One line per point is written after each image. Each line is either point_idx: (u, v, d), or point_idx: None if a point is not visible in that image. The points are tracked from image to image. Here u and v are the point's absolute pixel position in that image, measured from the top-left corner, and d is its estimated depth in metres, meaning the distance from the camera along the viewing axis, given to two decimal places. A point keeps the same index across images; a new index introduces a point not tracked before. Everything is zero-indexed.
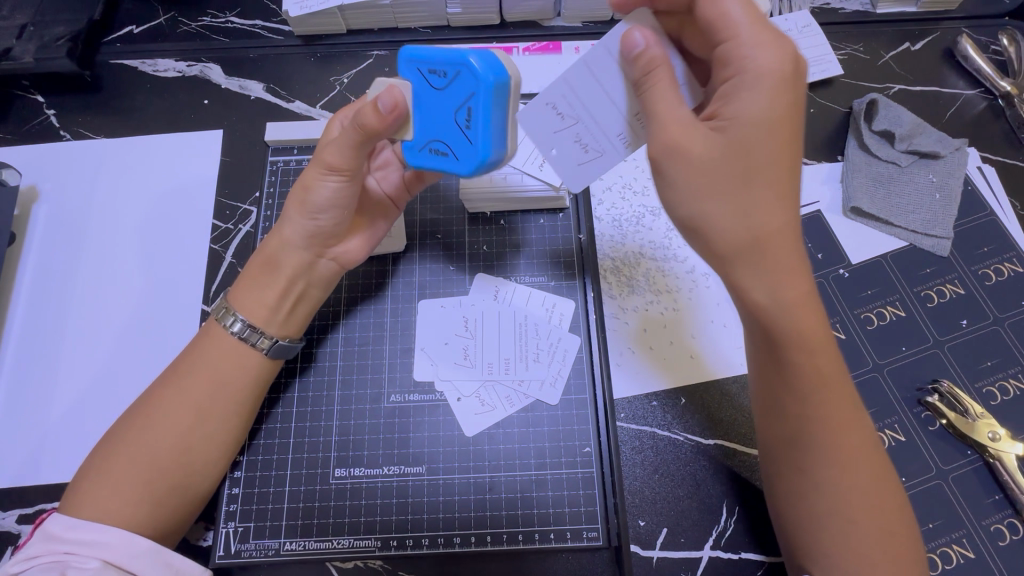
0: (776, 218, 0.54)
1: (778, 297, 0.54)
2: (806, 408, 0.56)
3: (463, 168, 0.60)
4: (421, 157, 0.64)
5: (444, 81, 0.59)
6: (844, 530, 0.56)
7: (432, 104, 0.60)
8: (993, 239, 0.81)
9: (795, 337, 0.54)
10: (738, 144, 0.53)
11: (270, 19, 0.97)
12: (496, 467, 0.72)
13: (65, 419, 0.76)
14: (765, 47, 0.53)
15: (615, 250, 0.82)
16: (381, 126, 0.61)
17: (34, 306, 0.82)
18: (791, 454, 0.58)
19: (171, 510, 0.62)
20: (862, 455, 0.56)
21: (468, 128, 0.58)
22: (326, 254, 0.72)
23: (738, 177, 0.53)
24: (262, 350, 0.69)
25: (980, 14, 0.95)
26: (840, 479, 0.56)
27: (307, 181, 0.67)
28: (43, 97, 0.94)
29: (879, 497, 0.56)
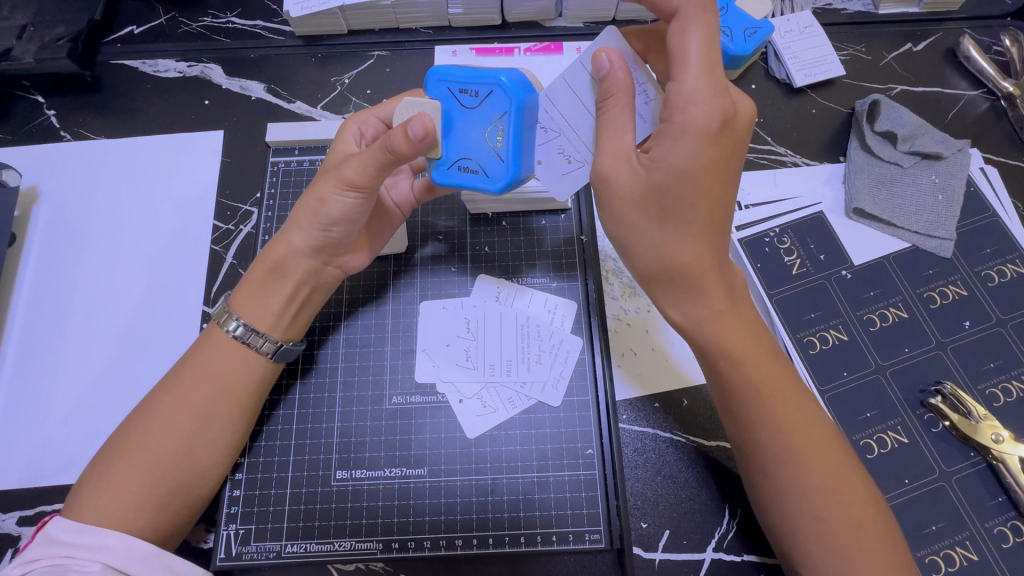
0: (694, 249, 0.57)
1: (694, 317, 0.60)
2: (750, 414, 0.59)
3: (494, 185, 0.62)
4: (450, 174, 0.63)
5: (474, 100, 0.60)
6: (817, 527, 0.57)
7: (461, 122, 0.61)
8: (996, 240, 0.81)
9: (721, 350, 0.60)
10: (660, 184, 0.55)
11: (271, 19, 0.97)
12: (498, 468, 0.71)
13: (66, 421, 0.76)
14: (702, 102, 0.52)
15: (617, 250, 0.82)
16: (409, 151, 0.59)
17: (34, 308, 0.82)
18: (747, 459, 0.61)
19: (173, 513, 0.62)
20: (818, 452, 0.58)
21: (501, 145, 0.60)
22: (333, 262, 0.72)
23: (659, 211, 0.56)
24: (266, 353, 0.69)
25: (982, 14, 0.95)
26: (801, 477, 0.57)
27: (323, 194, 0.66)
28: (43, 97, 0.94)
29: (843, 490, 0.57)
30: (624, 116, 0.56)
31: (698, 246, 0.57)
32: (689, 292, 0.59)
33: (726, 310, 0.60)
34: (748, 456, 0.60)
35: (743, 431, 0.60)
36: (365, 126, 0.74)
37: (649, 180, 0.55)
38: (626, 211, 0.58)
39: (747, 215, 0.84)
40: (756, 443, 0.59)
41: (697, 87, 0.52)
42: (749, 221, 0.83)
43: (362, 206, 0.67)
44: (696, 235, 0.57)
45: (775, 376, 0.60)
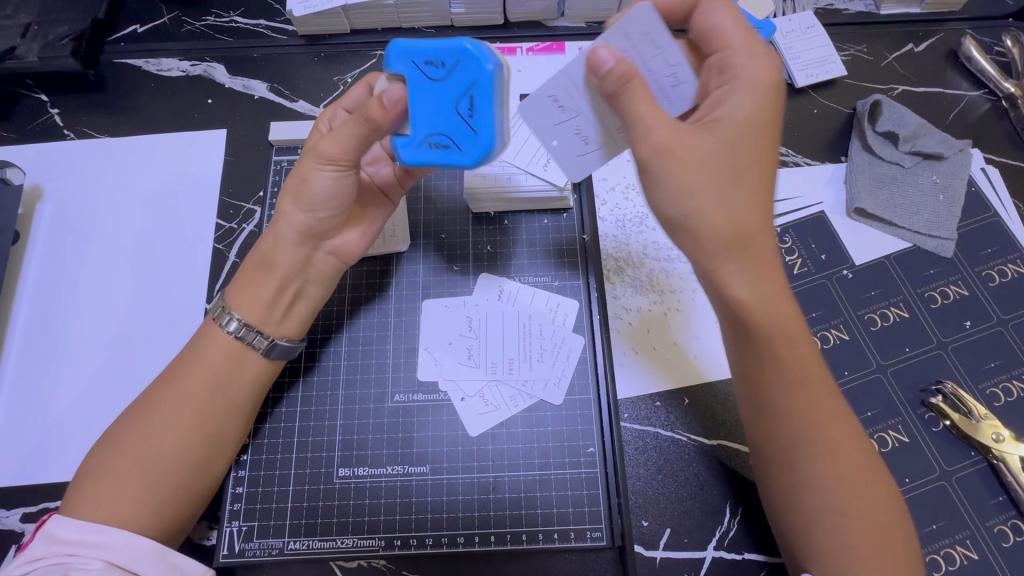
0: (754, 218, 0.57)
1: (757, 291, 0.56)
2: (787, 406, 0.58)
3: (466, 158, 0.59)
4: (419, 154, 0.61)
5: (438, 70, 0.58)
6: (837, 524, 0.56)
7: (425, 96, 0.59)
8: (997, 241, 0.81)
9: (781, 329, 0.57)
10: (727, 144, 0.57)
11: (274, 19, 0.97)
12: (499, 466, 0.72)
13: (70, 419, 0.76)
14: (758, 59, 0.59)
15: (619, 249, 0.82)
16: (384, 119, 0.60)
17: (37, 306, 0.82)
18: (778, 454, 0.59)
19: (174, 510, 0.62)
20: (847, 445, 0.58)
21: (472, 116, 0.58)
22: (322, 248, 0.72)
23: (725, 176, 0.56)
24: (259, 350, 0.69)
25: (983, 15, 0.95)
26: (829, 472, 0.57)
27: (304, 173, 0.67)
28: (47, 96, 0.94)
29: (870, 486, 0.57)
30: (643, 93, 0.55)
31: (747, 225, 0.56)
32: (756, 263, 0.57)
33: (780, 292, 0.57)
34: (776, 451, 0.59)
35: (779, 421, 0.58)
36: (334, 118, 0.75)
37: (717, 140, 0.57)
38: (692, 176, 0.56)
39: None
40: (786, 438, 0.58)
41: (751, 56, 0.59)
42: None
43: (346, 180, 0.67)
44: (750, 209, 0.57)
45: (813, 362, 0.59)
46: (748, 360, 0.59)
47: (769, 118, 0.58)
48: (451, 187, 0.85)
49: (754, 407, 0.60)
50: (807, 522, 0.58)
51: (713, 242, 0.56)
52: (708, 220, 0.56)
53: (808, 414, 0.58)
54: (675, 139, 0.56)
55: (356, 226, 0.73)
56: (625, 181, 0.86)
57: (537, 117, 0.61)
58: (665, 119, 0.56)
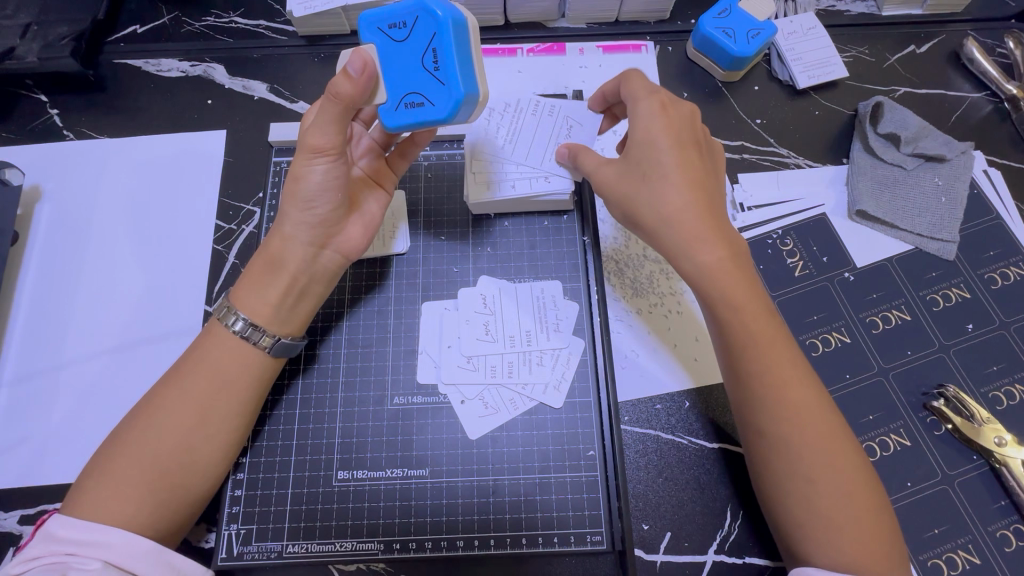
0: (676, 197, 0.61)
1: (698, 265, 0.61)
2: (752, 365, 0.60)
3: (440, 112, 0.61)
4: (399, 115, 0.64)
5: (404, 32, 0.61)
6: (804, 491, 0.56)
7: (397, 57, 0.62)
8: (999, 244, 0.81)
9: (723, 298, 0.61)
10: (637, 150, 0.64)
11: (274, 19, 0.97)
12: (500, 469, 0.71)
13: (69, 420, 0.76)
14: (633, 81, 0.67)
15: (618, 252, 0.82)
16: (354, 90, 0.61)
17: (36, 307, 0.82)
18: (748, 417, 0.61)
19: (173, 511, 0.62)
20: (813, 410, 0.58)
21: (437, 69, 0.60)
22: (329, 246, 0.71)
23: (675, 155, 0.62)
24: (264, 348, 0.68)
25: (985, 17, 0.95)
26: (793, 433, 0.58)
27: (296, 171, 0.67)
28: (46, 97, 0.94)
29: (834, 449, 0.57)
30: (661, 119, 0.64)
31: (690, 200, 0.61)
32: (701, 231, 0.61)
33: (731, 255, 0.61)
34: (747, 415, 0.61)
35: (745, 379, 0.60)
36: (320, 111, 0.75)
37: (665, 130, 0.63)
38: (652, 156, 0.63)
39: (750, 217, 0.83)
40: (755, 401, 0.59)
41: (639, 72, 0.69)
42: (751, 222, 0.83)
43: (337, 171, 0.67)
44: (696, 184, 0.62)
45: (772, 329, 0.61)
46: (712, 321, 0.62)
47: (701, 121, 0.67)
48: (451, 188, 0.85)
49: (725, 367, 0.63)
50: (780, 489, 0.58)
51: (671, 209, 0.61)
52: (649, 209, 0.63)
53: (770, 378, 0.59)
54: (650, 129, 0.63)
55: (356, 226, 0.73)
56: None
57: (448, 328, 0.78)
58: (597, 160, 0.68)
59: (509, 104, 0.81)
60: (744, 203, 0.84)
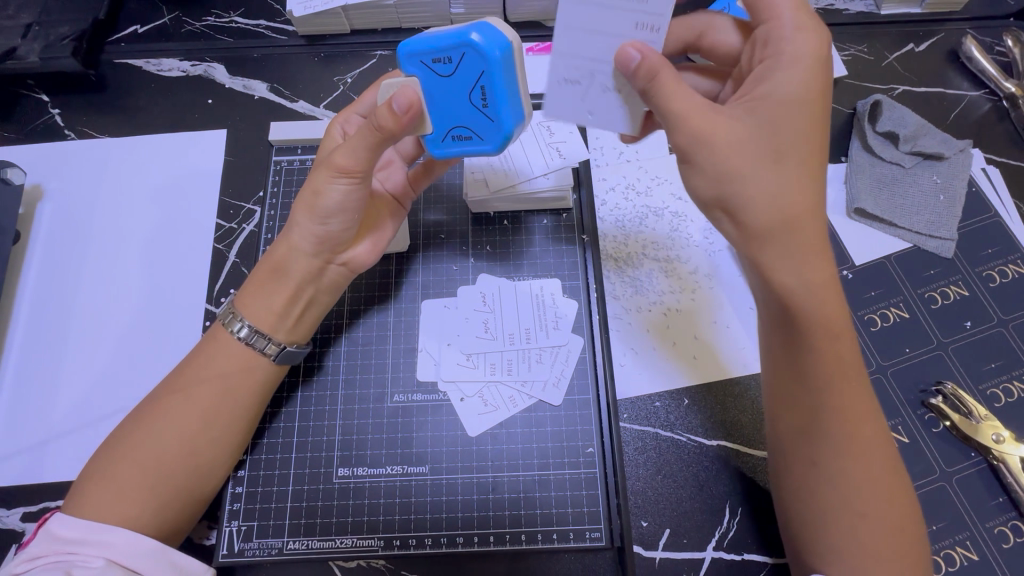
0: (803, 200, 0.53)
1: (806, 280, 0.53)
2: (827, 400, 0.56)
3: (491, 146, 0.62)
4: (447, 146, 0.64)
5: (450, 68, 0.58)
6: (855, 523, 0.55)
7: (442, 92, 0.60)
8: (997, 241, 0.81)
9: (821, 323, 0.54)
10: (767, 123, 0.54)
11: (274, 19, 0.98)
12: (499, 467, 0.72)
13: (70, 417, 0.77)
14: (804, 32, 0.55)
15: (619, 250, 0.83)
16: (398, 127, 0.59)
17: (38, 306, 0.82)
18: (806, 447, 0.58)
19: (176, 511, 0.62)
20: (875, 443, 0.57)
21: (488, 106, 0.59)
22: (336, 261, 0.72)
23: (769, 157, 0.53)
24: (269, 356, 0.69)
25: (984, 15, 0.95)
26: (853, 468, 0.56)
27: (317, 186, 0.66)
28: (46, 96, 0.94)
29: (890, 485, 0.56)
30: (678, 82, 0.55)
31: (783, 217, 0.53)
32: (802, 248, 0.53)
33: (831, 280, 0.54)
34: (807, 447, 0.58)
35: (817, 411, 0.57)
36: (348, 124, 0.75)
37: (758, 121, 0.54)
38: (734, 158, 0.53)
39: None
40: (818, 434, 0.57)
41: (795, 19, 0.56)
42: None
43: (356, 193, 0.66)
44: (791, 194, 0.53)
45: (851, 361, 0.57)
46: (790, 351, 0.57)
47: (820, 92, 0.55)
48: (451, 188, 0.85)
49: (790, 395, 0.59)
50: (825, 522, 0.57)
51: (756, 229, 0.53)
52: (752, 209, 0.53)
53: (841, 414, 0.56)
54: (710, 119, 0.54)
55: (363, 235, 0.73)
56: (625, 181, 0.87)
57: (449, 325, 0.78)
58: (697, 104, 0.55)
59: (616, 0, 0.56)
60: None
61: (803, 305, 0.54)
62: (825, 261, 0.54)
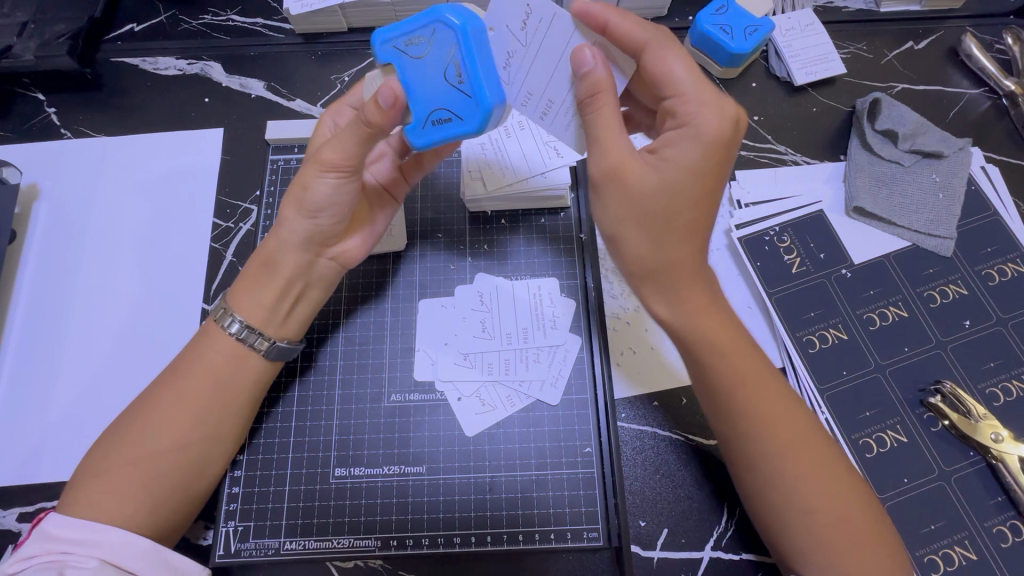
0: (685, 247, 0.57)
1: (679, 312, 0.59)
2: (735, 413, 0.59)
3: (472, 125, 0.57)
4: (427, 133, 0.59)
5: (421, 48, 0.57)
6: (804, 522, 0.56)
7: (419, 74, 0.58)
8: (997, 240, 0.81)
9: (707, 344, 0.59)
10: (667, 181, 0.55)
11: (271, 17, 0.97)
12: (496, 467, 0.71)
13: (66, 418, 0.76)
14: (709, 107, 0.55)
15: (612, 250, 0.83)
16: (385, 120, 0.58)
17: (34, 306, 0.82)
18: (733, 457, 0.60)
19: (171, 510, 0.62)
20: (794, 449, 0.57)
21: (463, 82, 0.56)
22: (325, 254, 0.71)
23: (659, 214, 0.56)
24: (261, 352, 0.68)
25: (984, 13, 0.94)
26: (784, 472, 0.57)
27: (305, 180, 0.65)
28: (42, 95, 0.94)
29: (830, 484, 0.56)
30: (610, 117, 0.55)
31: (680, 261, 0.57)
32: (682, 284, 0.58)
33: (708, 304, 0.59)
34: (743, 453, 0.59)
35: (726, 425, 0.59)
36: (338, 116, 0.74)
37: (657, 178, 0.55)
38: (628, 207, 0.56)
39: (747, 213, 0.84)
40: (749, 439, 0.58)
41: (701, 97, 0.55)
42: (749, 219, 0.83)
43: (347, 187, 0.66)
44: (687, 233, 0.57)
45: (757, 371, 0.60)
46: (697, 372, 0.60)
47: (718, 163, 0.55)
48: (448, 187, 0.85)
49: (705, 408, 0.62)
50: (779, 523, 0.57)
51: (647, 264, 0.58)
52: (638, 248, 0.57)
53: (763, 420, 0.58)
54: (625, 163, 0.55)
55: (354, 229, 0.73)
56: None
57: (445, 324, 0.78)
58: (617, 148, 0.56)
59: (533, 7, 0.56)
60: (742, 201, 0.85)
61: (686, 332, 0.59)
62: (703, 293, 0.59)
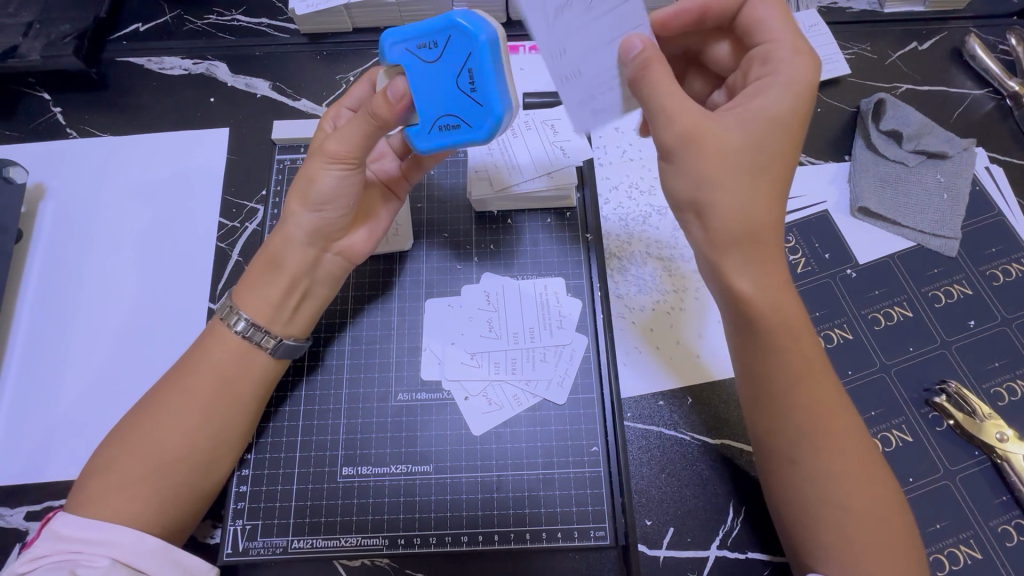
0: (766, 216, 0.56)
1: (761, 288, 0.57)
2: (792, 397, 0.58)
3: (479, 134, 0.59)
4: (435, 137, 0.62)
5: (435, 53, 0.59)
6: (839, 519, 0.56)
7: (429, 77, 0.59)
8: (1001, 240, 0.81)
9: (779, 322, 0.57)
10: (756, 137, 0.56)
11: (276, 17, 0.97)
12: (503, 466, 0.72)
13: (73, 417, 0.76)
14: (801, 58, 0.59)
15: (622, 248, 0.83)
16: (391, 115, 0.60)
17: (40, 305, 0.82)
18: (783, 446, 0.59)
19: (179, 508, 0.62)
20: (845, 436, 0.57)
21: (475, 90, 0.58)
22: (331, 249, 0.72)
23: (748, 173, 0.56)
24: (266, 349, 0.69)
25: (988, 14, 0.95)
26: (830, 465, 0.57)
27: (311, 172, 0.66)
28: (48, 95, 0.94)
29: (869, 480, 0.57)
30: (672, 83, 0.56)
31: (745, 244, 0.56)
32: (754, 258, 0.57)
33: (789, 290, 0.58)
34: (785, 443, 0.58)
35: (781, 411, 0.58)
36: (338, 118, 0.73)
37: (747, 135, 0.56)
38: (711, 168, 0.55)
39: None
40: (792, 428, 0.58)
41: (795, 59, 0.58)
42: None
43: (353, 179, 0.67)
44: (758, 213, 0.56)
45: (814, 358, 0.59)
46: (752, 356, 0.59)
47: (799, 126, 0.58)
48: (454, 187, 0.85)
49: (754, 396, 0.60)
50: (813, 520, 0.57)
51: (721, 236, 0.56)
52: (718, 213, 0.56)
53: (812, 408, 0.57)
54: (702, 127, 0.56)
55: (359, 223, 0.73)
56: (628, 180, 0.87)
57: (451, 323, 0.78)
58: (697, 109, 0.56)
59: None
60: None
61: (760, 308, 0.57)
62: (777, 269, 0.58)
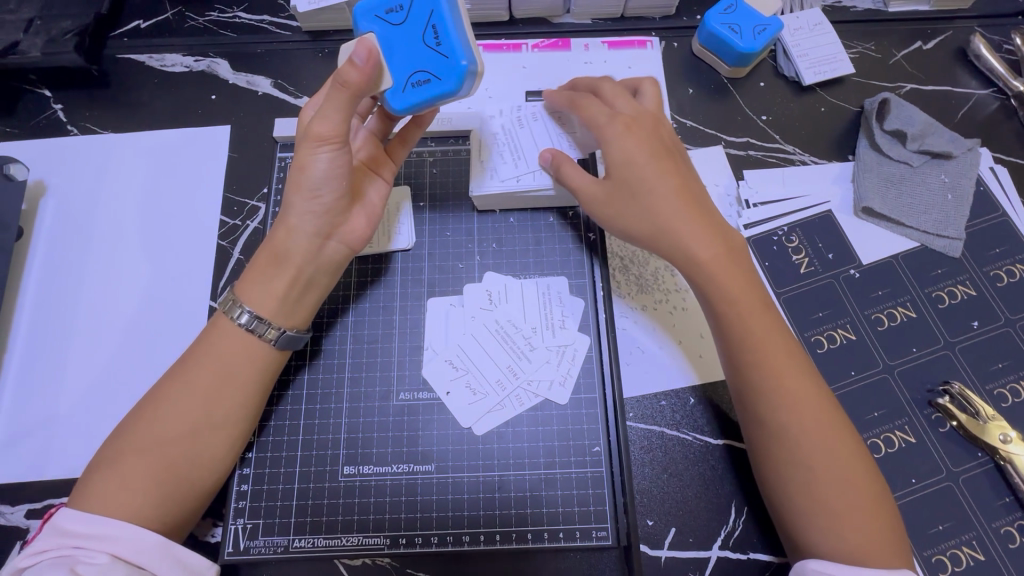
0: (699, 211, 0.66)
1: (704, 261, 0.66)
2: (752, 363, 0.62)
3: (449, 84, 0.63)
4: (407, 95, 0.65)
5: (401, 15, 0.64)
6: (803, 477, 0.58)
7: (398, 38, 0.64)
8: (1005, 240, 0.81)
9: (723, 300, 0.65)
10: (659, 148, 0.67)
11: (278, 14, 0.97)
12: (506, 466, 0.71)
13: (74, 416, 0.76)
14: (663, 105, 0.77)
15: (623, 248, 0.82)
16: (363, 79, 0.61)
17: (41, 303, 0.82)
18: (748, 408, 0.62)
19: (182, 501, 0.62)
20: (805, 398, 0.60)
21: (440, 44, 0.63)
22: (334, 236, 0.71)
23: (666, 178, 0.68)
24: (270, 341, 0.68)
25: (993, 13, 0.94)
26: (792, 423, 0.59)
27: (301, 161, 0.66)
28: (49, 92, 0.93)
29: (833, 438, 0.59)
30: None
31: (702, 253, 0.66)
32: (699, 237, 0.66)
33: (760, 307, 0.65)
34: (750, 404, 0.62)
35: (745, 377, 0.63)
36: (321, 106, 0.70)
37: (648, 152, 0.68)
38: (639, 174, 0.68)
39: (755, 213, 0.83)
40: (756, 388, 0.62)
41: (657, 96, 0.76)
42: (758, 220, 0.83)
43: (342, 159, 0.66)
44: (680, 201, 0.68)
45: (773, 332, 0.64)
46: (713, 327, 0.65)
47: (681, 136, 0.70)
48: (457, 185, 0.85)
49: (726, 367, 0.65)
50: (782, 480, 0.60)
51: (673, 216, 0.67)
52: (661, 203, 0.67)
53: (794, 413, 0.60)
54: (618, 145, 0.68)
55: (356, 208, 0.72)
56: None
57: (451, 324, 0.78)
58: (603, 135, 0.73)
59: None
60: (750, 200, 0.84)
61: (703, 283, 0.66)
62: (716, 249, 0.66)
